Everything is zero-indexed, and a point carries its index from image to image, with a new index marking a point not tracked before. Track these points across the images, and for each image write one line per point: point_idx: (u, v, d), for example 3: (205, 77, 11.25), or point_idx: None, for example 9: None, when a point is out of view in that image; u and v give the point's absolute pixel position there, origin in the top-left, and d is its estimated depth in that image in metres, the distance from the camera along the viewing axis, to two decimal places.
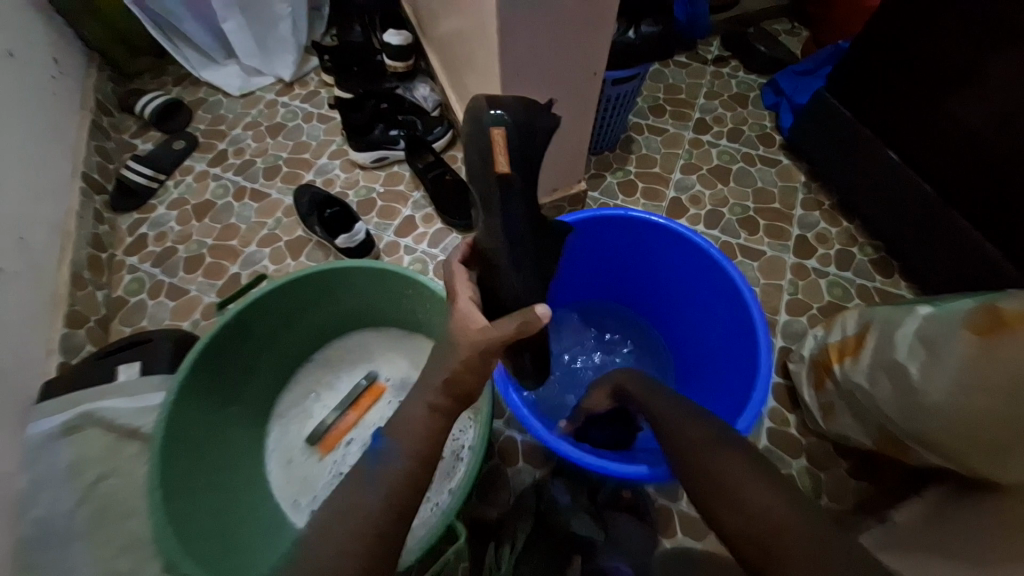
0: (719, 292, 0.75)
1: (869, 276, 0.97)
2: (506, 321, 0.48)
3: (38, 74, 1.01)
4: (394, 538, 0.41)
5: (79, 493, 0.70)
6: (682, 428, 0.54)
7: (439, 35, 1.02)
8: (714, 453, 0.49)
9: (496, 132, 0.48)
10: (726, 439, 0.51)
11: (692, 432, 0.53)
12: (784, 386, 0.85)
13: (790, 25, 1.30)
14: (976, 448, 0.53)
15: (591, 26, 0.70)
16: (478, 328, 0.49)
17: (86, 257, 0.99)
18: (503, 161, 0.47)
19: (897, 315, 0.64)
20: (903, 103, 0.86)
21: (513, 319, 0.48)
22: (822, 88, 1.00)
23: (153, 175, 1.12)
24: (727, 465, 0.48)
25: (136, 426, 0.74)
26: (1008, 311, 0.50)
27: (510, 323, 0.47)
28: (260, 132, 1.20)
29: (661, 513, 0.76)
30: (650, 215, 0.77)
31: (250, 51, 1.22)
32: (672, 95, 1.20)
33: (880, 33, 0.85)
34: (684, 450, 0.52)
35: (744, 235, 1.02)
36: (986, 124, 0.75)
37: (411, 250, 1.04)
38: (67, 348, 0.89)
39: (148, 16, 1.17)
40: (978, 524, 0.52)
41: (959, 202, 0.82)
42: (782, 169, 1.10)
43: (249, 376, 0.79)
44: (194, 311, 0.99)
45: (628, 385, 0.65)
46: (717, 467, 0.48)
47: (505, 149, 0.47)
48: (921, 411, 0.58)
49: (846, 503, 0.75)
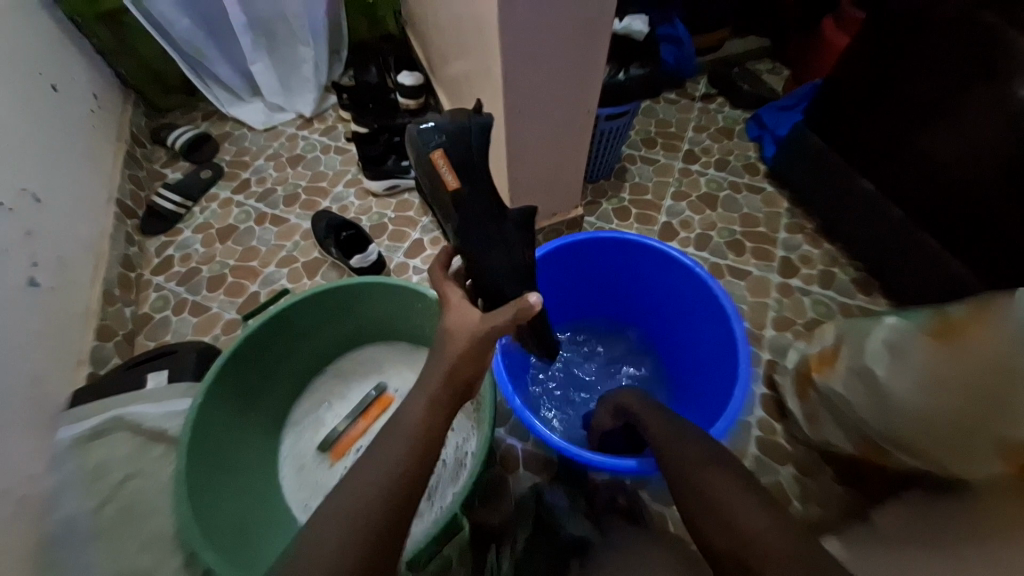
0: (705, 309, 0.81)
1: (850, 294, 1.02)
2: (502, 313, 0.54)
3: (81, 110, 1.11)
4: (404, 513, 0.47)
5: (107, 492, 0.74)
6: (673, 442, 0.59)
7: (448, 76, 1.13)
8: (704, 472, 0.54)
9: (435, 156, 0.55)
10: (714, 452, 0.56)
11: (687, 448, 0.58)
12: (771, 397, 0.90)
13: (772, 65, 1.40)
14: (941, 445, 0.57)
15: (583, 70, 0.78)
16: (474, 319, 0.54)
17: (117, 275, 1.07)
18: (449, 176, 0.55)
19: (866, 328, 0.70)
20: (878, 137, 0.93)
21: (510, 307, 0.55)
22: (800, 124, 1.08)
23: (181, 201, 1.21)
24: (717, 478, 0.53)
25: (164, 429, 0.79)
26: (956, 317, 0.57)
27: (507, 311, 0.54)
28: (281, 163, 1.30)
29: (656, 517, 0.81)
30: (642, 237, 0.83)
31: (274, 90, 1.33)
32: (663, 129, 1.29)
33: (848, 76, 0.95)
34: (676, 465, 0.57)
35: (732, 256, 1.09)
36: (951, 154, 0.83)
37: (419, 270, 1.11)
38: (96, 359, 0.95)
39: (184, 60, 1.28)
40: (940, 518, 0.55)
41: (929, 225, 0.89)
42: (767, 196, 1.17)
43: (267, 384, 0.84)
44: (214, 327, 1.05)
45: (628, 400, 0.70)
46: (706, 481, 0.53)
47: (447, 167, 0.55)
48: (891, 411, 0.63)
49: (833, 508, 0.80)
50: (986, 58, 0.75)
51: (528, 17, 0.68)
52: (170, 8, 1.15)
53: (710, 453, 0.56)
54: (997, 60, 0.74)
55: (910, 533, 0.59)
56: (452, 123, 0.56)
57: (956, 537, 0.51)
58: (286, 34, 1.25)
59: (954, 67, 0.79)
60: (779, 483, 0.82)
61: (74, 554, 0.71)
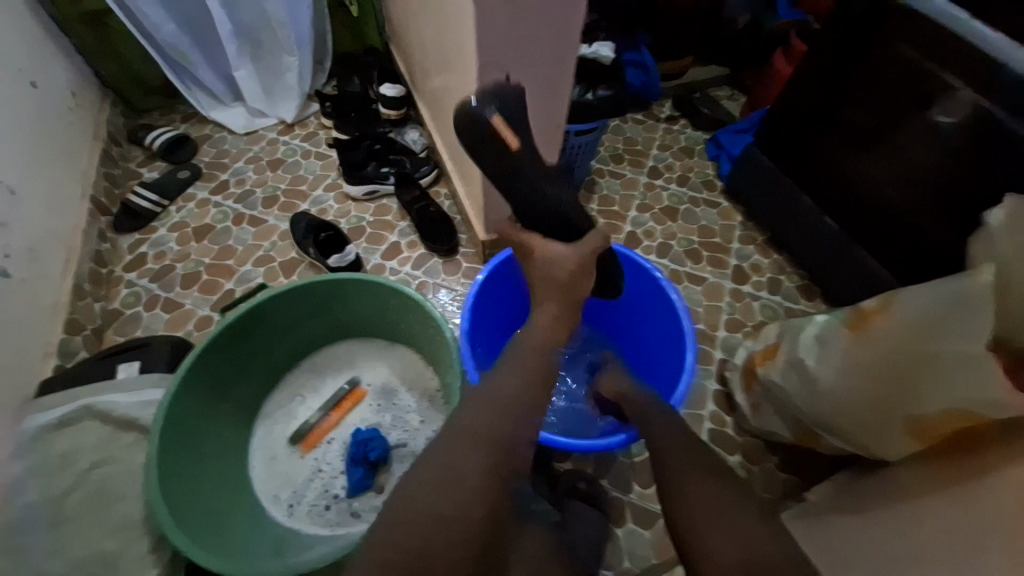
0: (661, 307, 0.88)
1: (795, 299, 1.12)
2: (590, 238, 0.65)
3: (58, 107, 1.12)
4: None
5: (74, 479, 0.75)
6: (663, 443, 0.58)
7: (428, 89, 1.18)
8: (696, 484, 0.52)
9: (496, 120, 0.59)
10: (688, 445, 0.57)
11: (671, 453, 0.56)
12: (722, 392, 0.98)
13: (731, 92, 1.51)
14: (861, 425, 0.64)
15: (552, 88, 0.85)
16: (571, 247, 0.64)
17: (89, 271, 1.07)
18: (511, 138, 0.60)
19: (802, 324, 0.77)
20: (818, 159, 1.03)
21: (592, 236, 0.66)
22: (752, 145, 1.17)
23: (157, 200, 1.22)
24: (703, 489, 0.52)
25: (134, 418, 0.80)
26: (867, 308, 0.64)
27: (592, 239, 0.65)
28: (261, 166, 1.32)
29: (614, 505, 0.86)
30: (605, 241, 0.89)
31: (256, 96, 1.37)
32: (630, 147, 1.38)
33: (791, 102, 1.04)
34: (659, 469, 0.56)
35: (690, 264, 1.17)
36: (883, 178, 0.93)
37: (396, 271, 1.15)
38: (64, 352, 0.95)
39: (166, 61, 1.30)
40: (873, 502, 0.64)
41: (859, 238, 0.99)
42: (722, 210, 1.27)
43: (241, 375, 0.86)
44: (188, 322, 1.06)
45: (627, 388, 0.71)
46: (694, 493, 0.52)
47: (508, 130, 0.60)
48: (819, 396, 0.69)
49: (775, 493, 0.87)
50: (919, 87, 0.82)
51: (502, 37, 0.74)
52: (157, 12, 1.18)
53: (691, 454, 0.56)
54: (930, 87, 0.80)
55: (843, 511, 0.67)
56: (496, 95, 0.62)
57: (889, 514, 0.60)
58: (271, 43, 1.29)
59: (892, 96, 0.87)
60: None
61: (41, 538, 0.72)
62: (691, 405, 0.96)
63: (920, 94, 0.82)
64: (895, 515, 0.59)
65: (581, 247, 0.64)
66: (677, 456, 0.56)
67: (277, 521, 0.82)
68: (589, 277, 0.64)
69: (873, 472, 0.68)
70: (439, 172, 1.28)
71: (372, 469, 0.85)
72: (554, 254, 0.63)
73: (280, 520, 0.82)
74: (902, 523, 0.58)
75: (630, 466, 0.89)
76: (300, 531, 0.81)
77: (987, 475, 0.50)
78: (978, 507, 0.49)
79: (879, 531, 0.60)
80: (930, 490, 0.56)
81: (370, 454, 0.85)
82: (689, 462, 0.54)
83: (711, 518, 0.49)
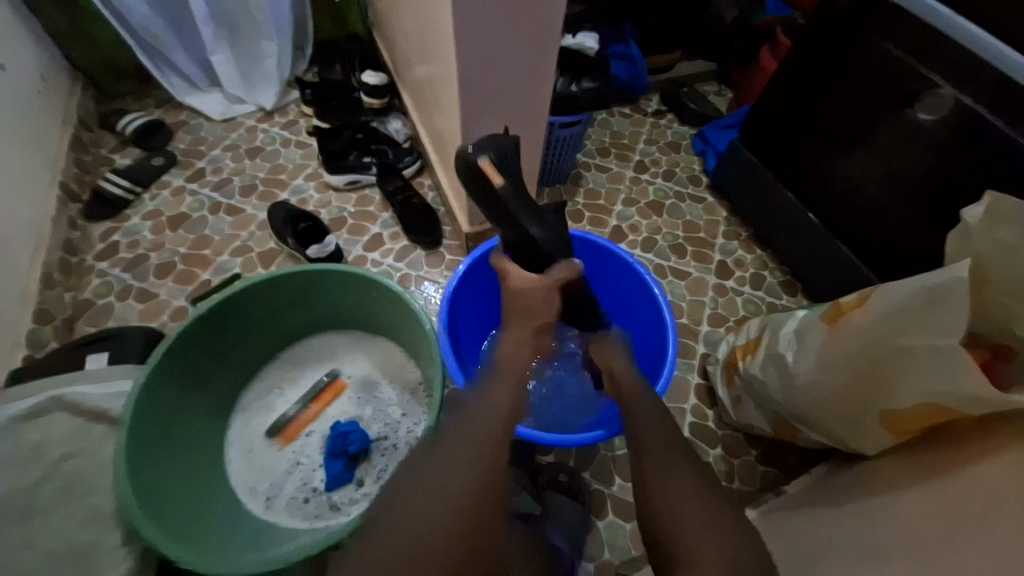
0: (643, 300, 0.88)
1: (777, 294, 1.13)
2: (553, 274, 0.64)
3: (26, 88, 1.07)
4: None
5: (43, 471, 0.71)
6: (648, 432, 0.55)
7: (412, 77, 1.16)
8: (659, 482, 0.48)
9: (484, 164, 0.64)
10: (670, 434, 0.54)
11: (656, 446, 0.53)
12: (704, 386, 0.98)
13: (717, 87, 1.52)
14: (840, 418, 0.65)
15: (536, 78, 0.84)
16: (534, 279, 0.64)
17: (58, 260, 1.02)
18: (495, 178, 0.63)
19: (783, 318, 0.78)
20: (802, 154, 1.03)
21: (560, 266, 0.65)
22: (737, 139, 1.17)
23: (131, 187, 1.17)
24: (679, 490, 0.47)
25: (105, 409, 0.77)
26: (844, 303, 0.63)
27: (559, 270, 0.64)
28: (239, 153, 1.29)
29: (595, 498, 0.86)
30: (587, 233, 0.89)
31: (235, 82, 1.33)
32: (617, 140, 1.37)
33: (775, 97, 1.04)
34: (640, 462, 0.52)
35: (674, 259, 1.17)
36: (866, 174, 0.93)
37: (378, 263, 1.13)
38: (31, 343, 0.91)
39: (139, 44, 1.26)
40: (845, 491, 0.65)
41: (841, 233, 1.00)
42: (707, 205, 1.27)
43: (217, 366, 0.84)
44: (162, 313, 1.03)
45: (610, 367, 0.67)
46: (670, 495, 0.47)
47: (495, 172, 0.63)
48: (797, 390, 0.69)
49: (755, 485, 0.88)
50: (902, 85, 0.82)
51: (484, 24, 0.72)
52: None
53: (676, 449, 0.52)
54: (913, 84, 0.80)
55: (817, 502, 0.68)
56: (494, 142, 0.67)
57: (861, 501, 0.61)
58: (249, 27, 1.25)
59: (876, 93, 0.87)
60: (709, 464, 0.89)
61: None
62: (672, 398, 0.96)
63: (903, 92, 0.82)
64: (866, 503, 0.60)
65: (547, 278, 0.63)
66: (660, 448, 0.52)
67: (254, 515, 0.80)
68: (556, 304, 0.65)
69: (852, 464, 0.69)
70: (423, 163, 1.26)
71: (352, 462, 0.84)
72: (520, 285, 0.64)
73: (258, 514, 0.80)
74: (873, 506, 0.59)
75: (612, 460, 0.89)
76: (278, 525, 0.79)
77: (973, 472, 0.50)
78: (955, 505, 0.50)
79: (852, 521, 0.61)
80: (910, 481, 0.57)
81: (350, 446, 0.83)
82: (671, 455, 0.51)
83: (687, 525, 0.44)
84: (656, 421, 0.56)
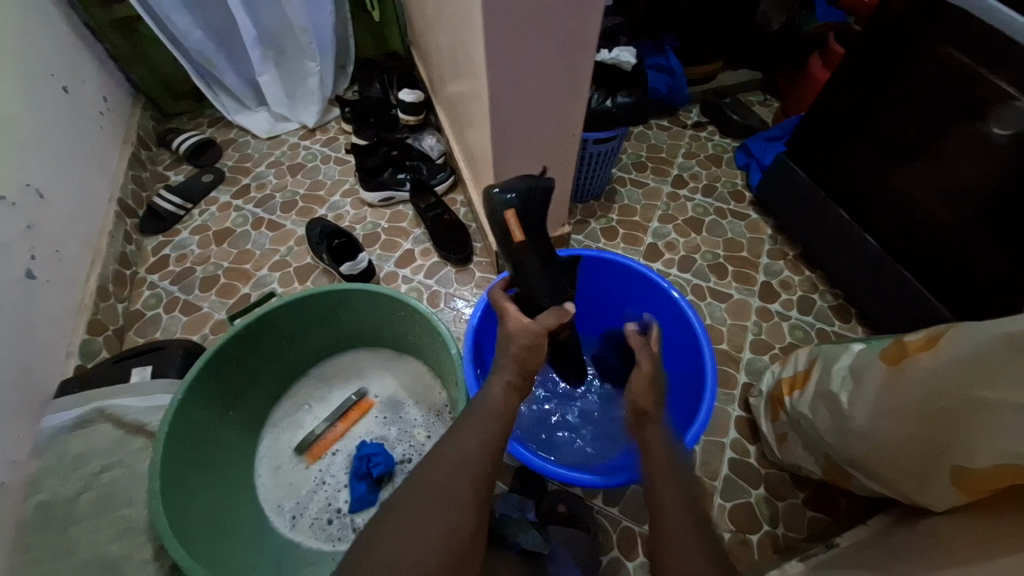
0: (678, 327, 0.84)
1: (828, 320, 1.05)
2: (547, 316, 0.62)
3: (89, 111, 1.14)
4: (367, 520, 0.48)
5: (85, 481, 0.77)
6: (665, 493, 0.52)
7: (446, 94, 1.17)
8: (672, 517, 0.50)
9: (508, 213, 0.62)
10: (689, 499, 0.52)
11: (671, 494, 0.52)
12: (746, 419, 0.93)
13: (763, 97, 1.45)
14: (901, 471, 0.60)
15: (569, 94, 0.82)
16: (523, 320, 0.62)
17: (113, 272, 1.08)
18: (517, 231, 0.62)
19: (836, 350, 0.73)
20: (853, 174, 0.97)
21: (547, 313, 0.63)
22: (782, 153, 1.11)
23: (182, 203, 1.23)
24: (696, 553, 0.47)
25: (144, 422, 0.82)
26: (909, 342, 0.60)
27: (545, 318, 0.62)
28: (282, 170, 1.34)
29: (624, 535, 0.82)
30: (598, 252, 0.87)
31: (280, 101, 1.38)
32: (653, 154, 1.33)
33: (826, 110, 0.97)
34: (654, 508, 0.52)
35: (713, 279, 1.11)
36: (929, 195, 0.85)
37: (409, 279, 1.13)
38: (85, 353, 0.97)
39: (195, 69, 1.33)
40: (901, 550, 0.60)
41: (901, 257, 0.92)
42: (750, 222, 1.20)
43: (249, 382, 0.86)
44: (204, 326, 1.07)
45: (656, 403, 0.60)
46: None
47: (517, 224, 0.63)
48: (854, 435, 0.65)
49: (801, 532, 0.82)
50: (970, 95, 0.74)
51: (515, 42, 0.71)
52: (184, 18, 1.20)
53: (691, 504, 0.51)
54: (984, 94, 0.72)
55: (866, 560, 0.64)
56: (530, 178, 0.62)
57: (910, 560, 0.56)
58: (294, 49, 1.30)
59: (941, 106, 0.79)
60: (750, 504, 0.84)
61: (58, 535, 0.74)
62: (711, 432, 0.91)
63: (971, 100, 0.74)
64: (914, 561, 0.56)
65: (536, 324, 0.61)
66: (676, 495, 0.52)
67: (279, 533, 0.81)
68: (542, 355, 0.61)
69: (914, 521, 0.63)
70: (455, 178, 1.27)
71: (376, 485, 0.83)
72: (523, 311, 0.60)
73: (283, 533, 0.81)
74: (914, 565, 0.55)
75: (642, 494, 0.85)
76: (302, 545, 0.80)
77: None
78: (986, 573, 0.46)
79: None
80: (971, 549, 0.50)
81: (373, 469, 0.83)
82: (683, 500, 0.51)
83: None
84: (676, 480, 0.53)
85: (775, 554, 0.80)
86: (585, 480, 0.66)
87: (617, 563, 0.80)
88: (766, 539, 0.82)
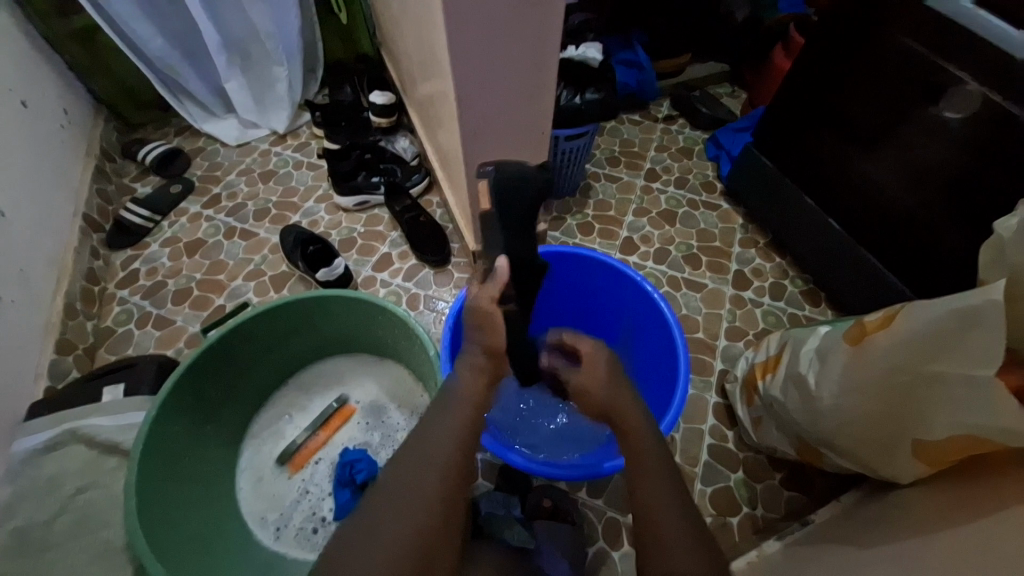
0: (652, 322, 0.86)
1: (799, 305, 1.08)
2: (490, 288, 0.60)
3: (49, 125, 1.11)
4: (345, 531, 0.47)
5: (59, 504, 0.76)
6: (645, 472, 0.52)
7: (416, 96, 1.16)
8: (649, 513, 0.50)
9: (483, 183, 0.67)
10: (670, 480, 0.52)
11: (652, 482, 0.52)
12: (722, 405, 0.95)
13: (731, 89, 1.47)
14: (868, 448, 0.62)
15: (535, 90, 0.82)
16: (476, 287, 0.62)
17: (80, 289, 1.06)
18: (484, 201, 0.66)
19: (805, 334, 0.75)
20: (819, 162, 0.99)
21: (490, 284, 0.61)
22: (751, 145, 1.13)
23: (150, 216, 1.21)
24: (673, 543, 0.47)
25: (117, 442, 0.80)
26: (869, 323, 0.62)
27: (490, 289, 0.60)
28: (253, 177, 1.32)
29: (609, 526, 0.83)
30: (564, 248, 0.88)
31: (248, 108, 1.35)
32: (626, 149, 1.34)
33: (790, 99, 0.99)
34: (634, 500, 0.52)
35: (689, 270, 1.13)
36: (890, 181, 0.88)
37: (387, 284, 1.13)
38: (55, 373, 0.95)
39: (158, 77, 1.30)
40: (871, 523, 0.62)
41: (866, 241, 0.95)
42: (722, 212, 1.23)
43: (226, 395, 0.85)
44: (178, 340, 1.05)
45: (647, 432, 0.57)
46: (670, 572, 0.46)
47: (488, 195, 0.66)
48: (821, 415, 0.67)
49: (779, 511, 0.85)
50: (926, 81, 0.77)
51: (479, 44, 0.71)
52: (144, 27, 1.17)
53: (669, 491, 0.51)
54: (935, 80, 0.75)
55: (839, 535, 0.66)
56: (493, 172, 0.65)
57: (878, 535, 0.59)
58: (260, 55, 1.28)
59: (899, 91, 0.81)
60: (729, 488, 0.86)
61: (35, 558, 0.72)
62: (689, 419, 0.93)
63: (927, 86, 0.77)
64: (880, 535, 0.58)
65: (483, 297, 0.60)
66: (655, 480, 0.52)
67: (263, 545, 0.80)
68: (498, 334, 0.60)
69: (884, 495, 0.65)
70: (430, 180, 1.26)
71: (359, 491, 0.83)
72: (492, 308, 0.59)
73: (267, 545, 0.80)
74: (882, 540, 0.57)
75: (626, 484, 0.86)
76: (288, 555, 0.80)
77: (1005, 517, 0.45)
78: (952, 543, 0.48)
79: (859, 548, 0.59)
80: (934, 520, 0.53)
81: (357, 475, 0.83)
82: (662, 484, 0.51)
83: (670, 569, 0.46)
84: (654, 462, 0.53)
85: (755, 535, 0.82)
86: (545, 472, 0.69)
87: (602, 552, 0.81)
88: (746, 521, 0.84)
